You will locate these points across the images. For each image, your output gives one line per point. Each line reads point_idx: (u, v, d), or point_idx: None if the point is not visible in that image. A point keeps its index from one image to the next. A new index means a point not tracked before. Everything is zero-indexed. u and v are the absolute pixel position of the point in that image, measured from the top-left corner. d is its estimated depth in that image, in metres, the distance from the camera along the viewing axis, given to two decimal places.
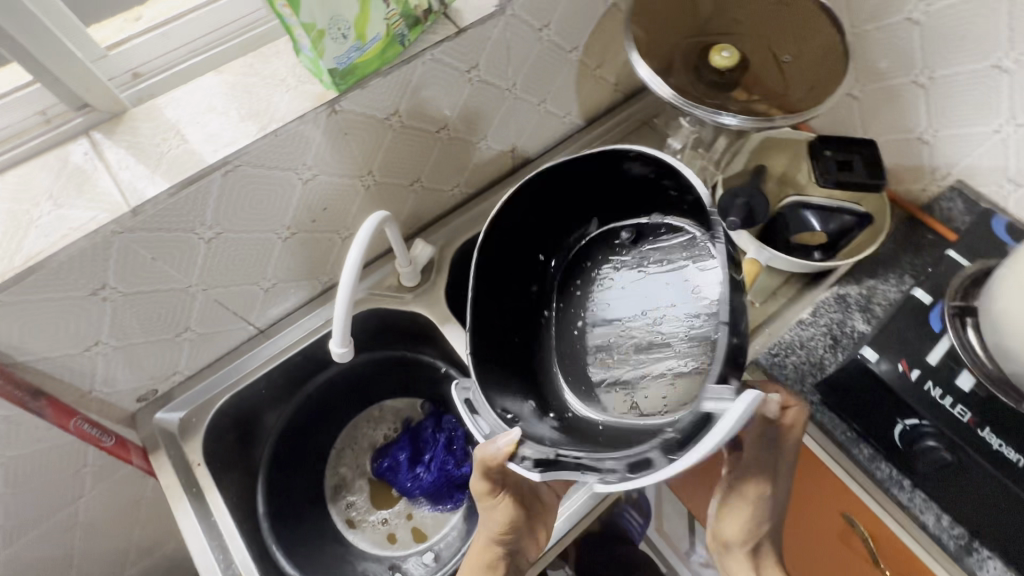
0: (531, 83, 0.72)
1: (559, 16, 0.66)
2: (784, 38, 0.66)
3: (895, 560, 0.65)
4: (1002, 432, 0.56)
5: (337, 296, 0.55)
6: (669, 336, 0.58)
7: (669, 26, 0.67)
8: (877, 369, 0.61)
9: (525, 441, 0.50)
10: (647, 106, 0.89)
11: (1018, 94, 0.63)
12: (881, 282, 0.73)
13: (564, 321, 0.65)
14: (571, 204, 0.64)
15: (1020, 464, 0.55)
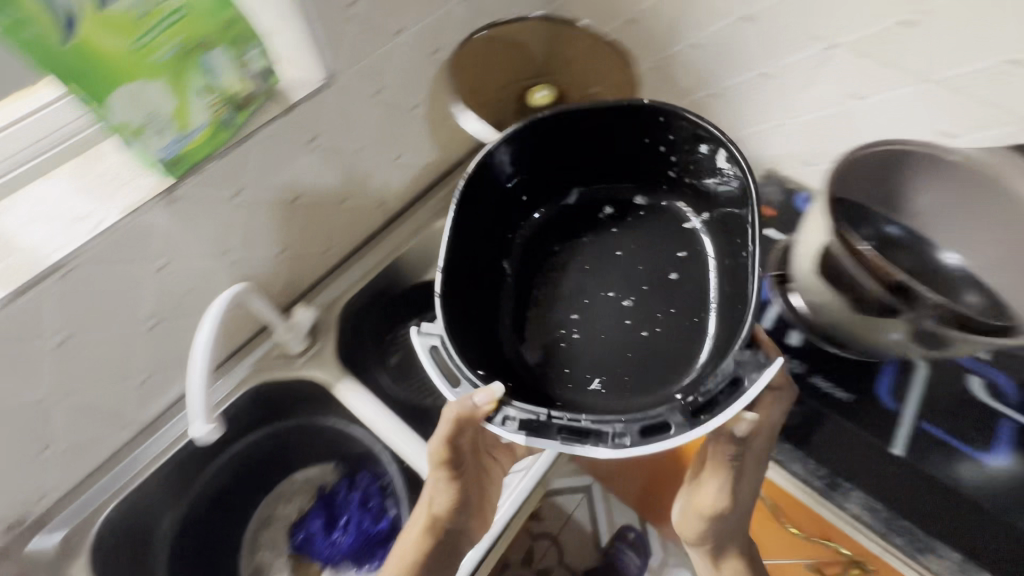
0: (381, 141, 0.78)
1: (391, 80, 0.73)
2: (587, 69, 0.76)
3: (788, 508, 0.73)
4: (830, 376, 0.66)
5: (189, 380, 0.54)
6: (644, 310, 0.66)
7: (488, 76, 0.76)
8: None
9: (508, 402, 0.51)
10: None
11: (783, 93, 0.76)
12: None
13: (525, 295, 0.69)
14: (563, 164, 0.70)
15: (848, 401, 0.64)
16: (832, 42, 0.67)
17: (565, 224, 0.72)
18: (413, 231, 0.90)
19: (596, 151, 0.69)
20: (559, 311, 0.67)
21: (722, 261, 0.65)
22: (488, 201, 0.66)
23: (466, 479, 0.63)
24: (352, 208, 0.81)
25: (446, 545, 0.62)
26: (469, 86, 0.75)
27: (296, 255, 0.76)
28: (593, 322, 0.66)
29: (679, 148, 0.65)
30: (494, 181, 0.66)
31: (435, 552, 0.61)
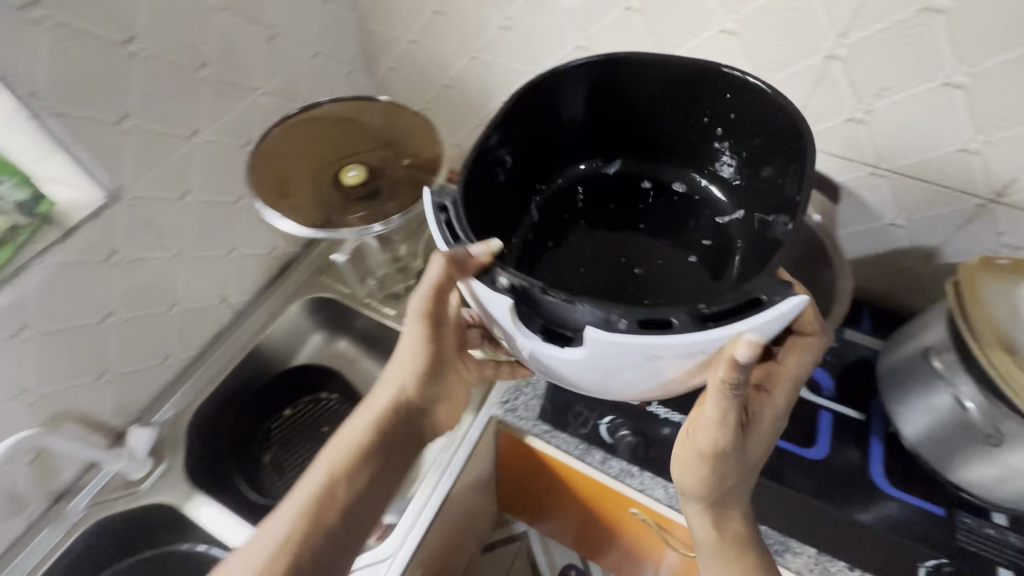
0: (205, 240, 0.76)
1: (198, 180, 0.71)
2: (393, 137, 0.81)
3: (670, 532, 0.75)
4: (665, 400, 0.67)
5: None
6: (670, 274, 0.58)
7: (299, 161, 0.76)
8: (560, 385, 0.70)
9: (503, 267, 0.44)
10: None
11: None
12: None
13: (531, 245, 0.60)
14: (624, 126, 0.63)
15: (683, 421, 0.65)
16: None
17: (594, 184, 0.66)
18: (264, 320, 0.87)
19: (646, 117, 0.62)
20: (561, 267, 0.59)
21: (750, 262, 0.57)
22: (537, 128, 0.59)
23: (439, 347, 0.65)
24: (186, 310, 0.78)
25: (398, 424, 0.64)
26: (274, 182, 0.73)
27: (124, 374, 0.73)
28: (600, 280, 0.58)
29: (742, 128, 0.57)
30: (559, 109, 0.59)
31: (388, 433, 0.64)
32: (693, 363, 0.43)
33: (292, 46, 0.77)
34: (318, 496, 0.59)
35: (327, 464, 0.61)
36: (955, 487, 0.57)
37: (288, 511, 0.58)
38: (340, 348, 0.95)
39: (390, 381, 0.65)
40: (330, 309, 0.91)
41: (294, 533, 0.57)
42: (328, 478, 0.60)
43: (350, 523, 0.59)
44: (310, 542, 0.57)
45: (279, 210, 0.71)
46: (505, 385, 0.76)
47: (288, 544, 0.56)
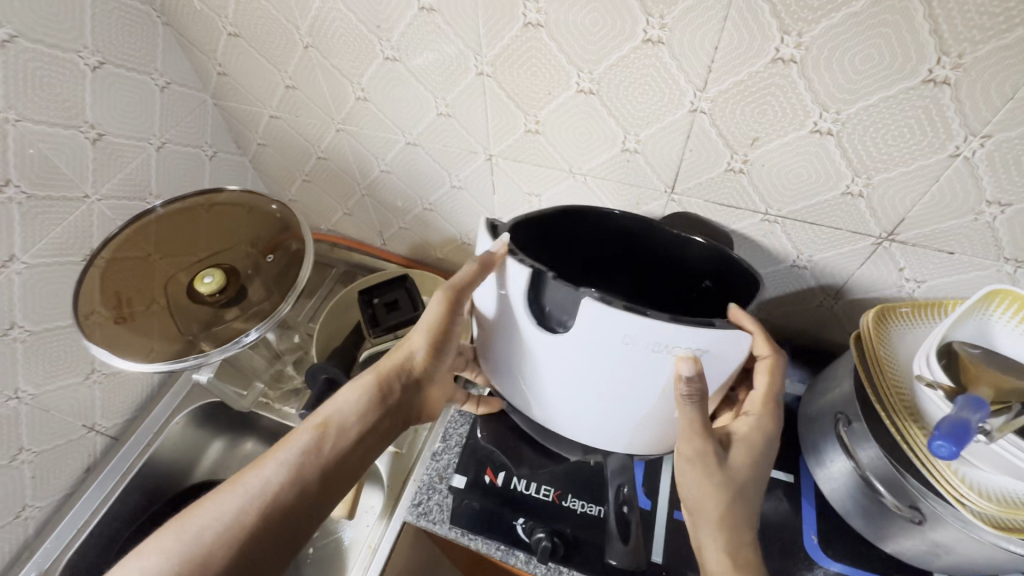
0: (51, 371, 0.66)
1: (25, 311, 0.62)
2: (254, 226, 0.74)
3: None
4: (579, 492, 0.63)
5: None
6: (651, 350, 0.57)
7: (144, 276, 0.67)
8: (469, 487, 0.64)
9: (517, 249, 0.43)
10: None
11: (480, 200, 0.75)
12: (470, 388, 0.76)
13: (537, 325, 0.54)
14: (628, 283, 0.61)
15: (600, 514, 0.61)
16: (490, 155, 0.67)
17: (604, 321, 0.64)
18: (145, 441, 0.77)
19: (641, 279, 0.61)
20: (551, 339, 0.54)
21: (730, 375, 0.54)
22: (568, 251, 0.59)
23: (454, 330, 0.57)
24: (40, 453, 0.68)
25: (397, 396, 0.58)
26: (114, 302, 0.64)
27: None
28: None
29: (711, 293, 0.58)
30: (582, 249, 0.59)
31: (389, 400, 0.57)
32: (656, 373, 0.40)
33: (128, 141, 0.69)
34: (312, 450, 0.51)
35: (325, 416, 0.53)
36: (893, 555, 0.52)
37: (278, 454, 0.50)
38: (247, 451, 0.88)
39: (404, 350, 0.58)
40: (224, 412, 0.84)
41: (279, 481, 0.48)
42: (322, 429, 0.52)
43: (334, 484, 0.51)
44: (292, 493, 0.49)
45: (125, 334, 0.62)
46: (416, 485, 0.67)
47: (271, 493, 0.47)
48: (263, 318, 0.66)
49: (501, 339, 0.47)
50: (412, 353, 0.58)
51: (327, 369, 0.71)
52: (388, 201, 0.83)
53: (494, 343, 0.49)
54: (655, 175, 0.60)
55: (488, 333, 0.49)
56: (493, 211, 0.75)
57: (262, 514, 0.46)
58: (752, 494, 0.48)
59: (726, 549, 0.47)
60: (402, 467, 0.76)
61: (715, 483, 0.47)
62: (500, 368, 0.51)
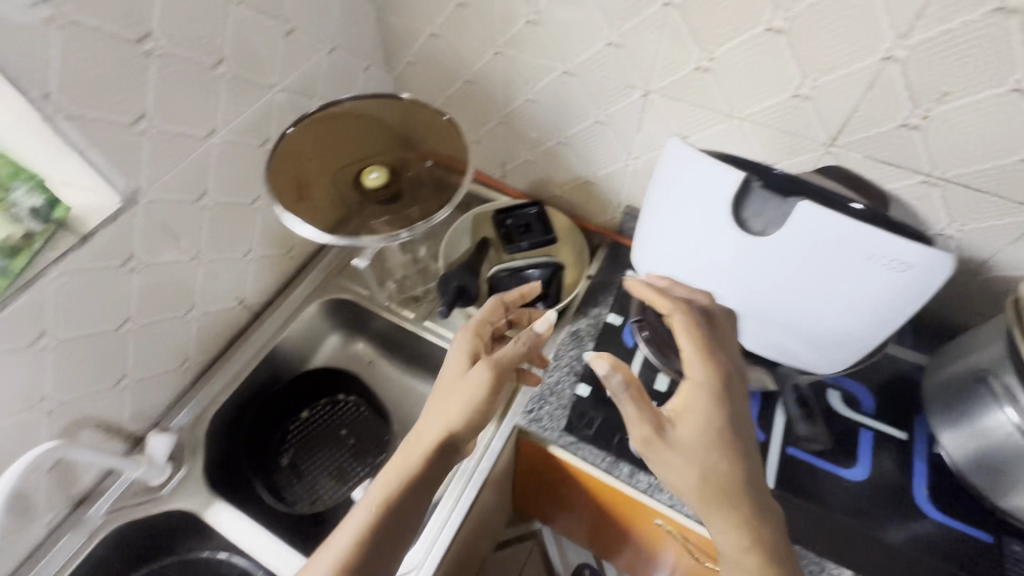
0: (223, 241, 0.74)
1: (214, 182, 0.69)
2: (420, 135, 0.76)
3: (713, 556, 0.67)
4: None
5: None
6: None
7: (320, 161, 0.73)
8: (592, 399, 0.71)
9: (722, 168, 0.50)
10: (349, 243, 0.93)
11: (622, 136, 0.77)
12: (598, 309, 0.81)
13: None
14: None
15: None
16: (647, 91, 0.69)
17: None
18: (283, 321, 0.86)
19: None
20: None
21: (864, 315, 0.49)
22: None
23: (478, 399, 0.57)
24: (204, 313, 0.76)
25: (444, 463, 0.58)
26: (295, 189, 0.70)
27: (145, 379, 0.71)
28: None
29: None
30: None
31: (430, 471, 0.57)
32: (860, 281, 0.46)
33: (309, 40, 0.74)
34: (375, 521, 0.54)
35: (381, 496, 0.56)
36: (1005, 514, 0.55)
37: (345, 530, 0.54)
38: (357, 350, 0.96)
39: (441, 415, 0.58)
40: (346, 309, 0.91)
41: (352, 555, 0.53)
42: (379, 507, 0.55)
43: (393, 557, 0.55)
44: (363, 565, 0.53)
45: (307, 217, 0.67)
46: (530, 393, 0.74)
47: (347, 565, 0.52)
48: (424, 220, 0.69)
49: (680, 240, 0.53)
50: (443, 428, 0.57)
51: (464, 279, 0.78)
52: (523, 132, 0.86)
53: (664, 240, 0.55)
54: (818, 125, 0.61)
55: (660, 230, 0.56)
56: (632, 148, 0.78)
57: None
58: (736, 460, 0.49)
59: (733, 525, 0.48)
60: None
61: (673, 462, 0.49)
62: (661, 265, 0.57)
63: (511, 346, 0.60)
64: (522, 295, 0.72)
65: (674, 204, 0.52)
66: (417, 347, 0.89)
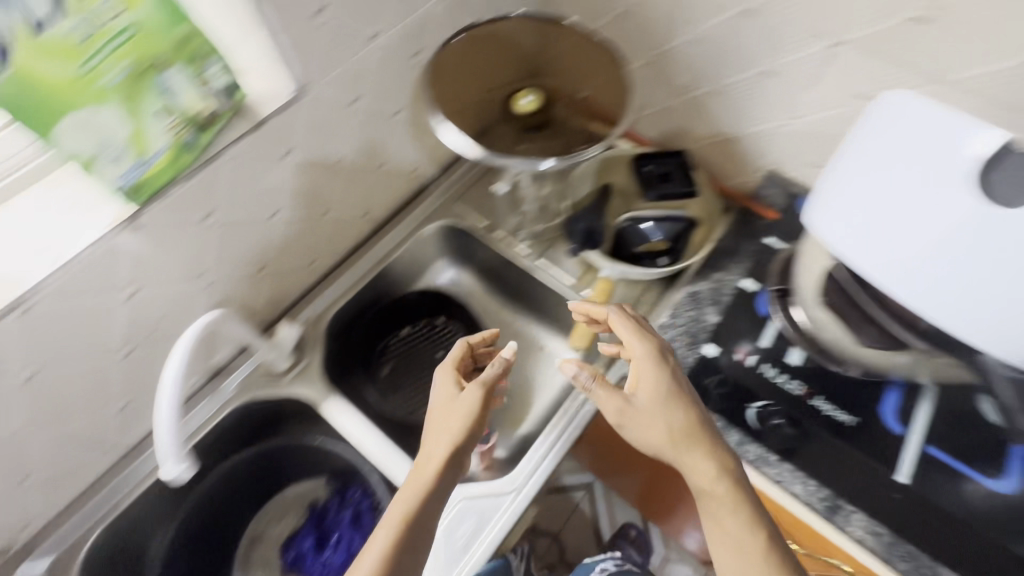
0: (364, 149, 0.74)
1: (369, 87, 0.69)
2: (579, 68, 0.73)
3: (808, 541, 0.64)
4: (831, 397, 0.62)
5: (162, 422, 0.54)
6: None
7: (475, 74, 0.71)
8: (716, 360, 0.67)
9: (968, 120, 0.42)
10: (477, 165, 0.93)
11: (789, 91, 0.71)
12: (724, 274, 0.77)
13: None
14: None
15: (851, 424, 0.60)
16: (839, 41, 0.62)
17: None
18: (401, 238, 0.87)
19: None
20: None
21: None
22: None
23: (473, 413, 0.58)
24: (337, 219, 0.78)
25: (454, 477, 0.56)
26: (450, 104, 0.68)
27: (281, 271, 0.75)
28: None
29: None
30: None
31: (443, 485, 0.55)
32: None
33: None
34: (403, 533, 0.52)
35: (402, 511, 0.53)
36: None
37: (371, 548, 0.51)
38: (459, 279, 0.97)
39: (442, 435, 0.57)
40: (458, 237, 0.91)
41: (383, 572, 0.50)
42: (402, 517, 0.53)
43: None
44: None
45: (461, 131, 0.67)
46: None
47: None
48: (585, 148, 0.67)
49: (883, 194, 0.46)
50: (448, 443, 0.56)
51: (592, 222, 0.78)
52: (671, 77, 0.81)
53: (860, 188, 0.48)
54: None
55: (853, 187, 0.49)
56: (797, 106, 0.71)
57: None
58: (693, 409, 0.56)
59: (712, 459, 0.54)
60: (621, 329, 0.79)
61: (643, 423, 0.57)
62: (841, 215, 0.50)
63: (492, 368, 0.61)
64: (488, 339, 0.71)
65: (896, 147, 0.45)
66: (524, 285, 0.89)
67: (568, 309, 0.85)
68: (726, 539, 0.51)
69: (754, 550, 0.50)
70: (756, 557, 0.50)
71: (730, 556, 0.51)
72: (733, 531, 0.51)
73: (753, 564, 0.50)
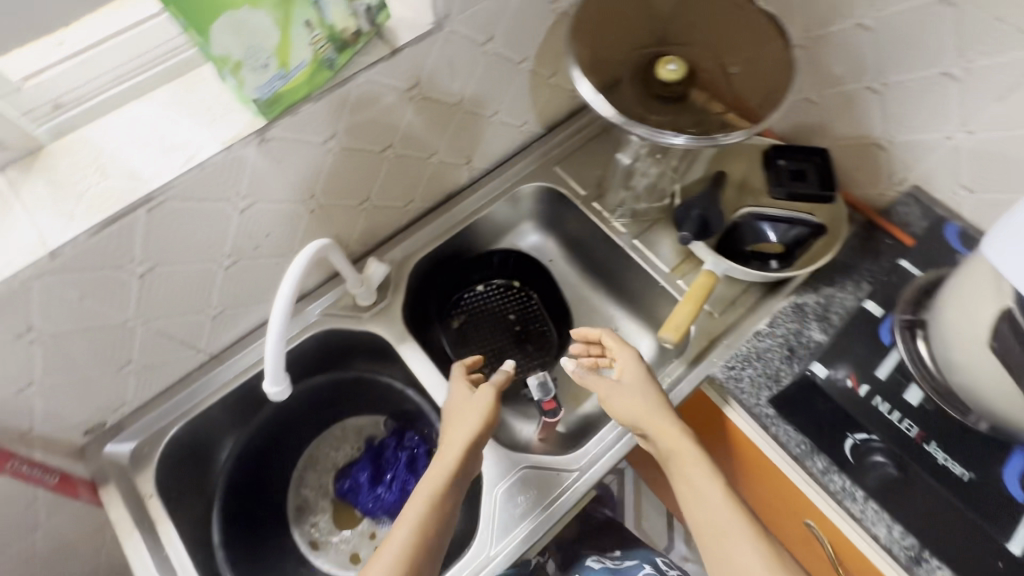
0: (481, 95, 0.71)
1: (503, 29, 0.65)
2: (731, 42, 0.67)
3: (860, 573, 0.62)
4: (946, 446, 0.59)
5: (269, 335, 0.53)
6: None
7: (620, 34, 0.67)
8: (825, 383, 0.64)
9: None
10: (585, 128, 0.88)
11: (968, 101, 0.62)
12: (837, 290, 0.71)
13: None
14: None
15: (964, 478, 0.57)
16: None
17: None
18: (497, 193, 0.85)
19: None
20: None
21: None
22: None
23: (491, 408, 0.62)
24: (441, 161, 0.75)
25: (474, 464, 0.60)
26: (590, 60, 0.64)
27: (381, 208, 0.73)
28: None
29: None
30: None
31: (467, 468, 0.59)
32: None
33: None
34: (434, 505, 0.56)
35: (433, 488, 0.57)
36: None
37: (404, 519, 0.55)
38: (544, 245, 0.93)
39: (463, 427, 0.61)
40: (552, 201, 0.87)
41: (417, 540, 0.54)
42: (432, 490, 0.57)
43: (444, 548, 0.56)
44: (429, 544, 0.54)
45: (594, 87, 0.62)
46: (733, 350, 0.69)
47: (416, 548, 0.53)
48: (727, 129, 0.61)
49: None
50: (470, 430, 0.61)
51: (708, 211, 0.72)
52: (824, 65, 0.73)
53: None
54: None
55: None
56: (972, 119, 0.63)
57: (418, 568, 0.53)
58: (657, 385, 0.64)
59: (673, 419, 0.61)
60: (709, 329, 0.74)
61: (624, 398, 0.63)
62: None
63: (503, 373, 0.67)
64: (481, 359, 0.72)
65: None
66: (612, 263, 0.85)
67: (660, 297, 0.80)
68: (695, 494, 0.57)
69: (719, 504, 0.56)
70: (722, 505, 0.56)
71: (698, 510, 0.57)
72: (703, 486, 0.57)
73: (718, 506, 0.56)
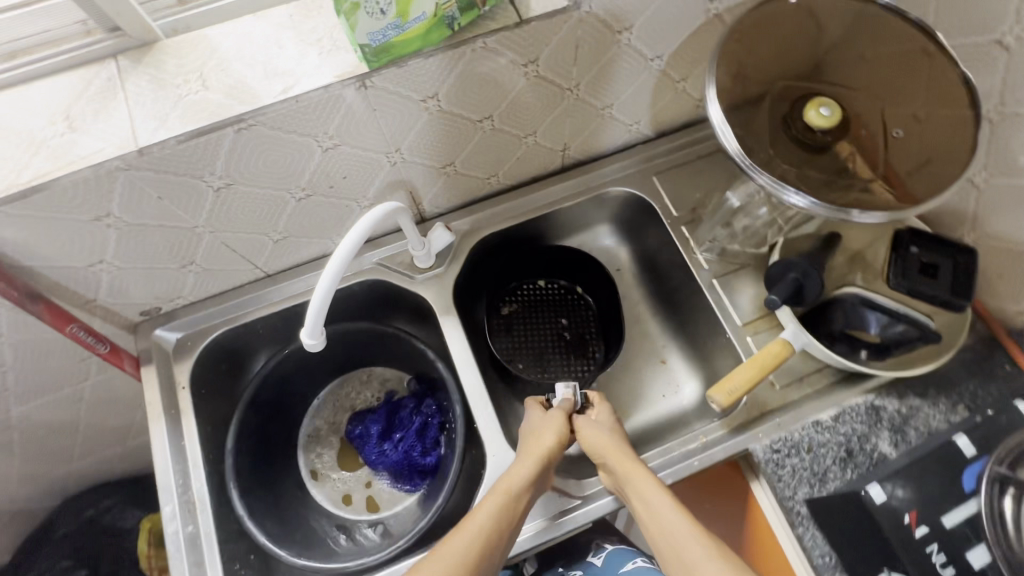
0: (600, 85, 0.65)
1: (645, 19, 0.58)
2: (903, 97, 0.57)
3: None
4: None
5: (320, 280, 0.53)
6: None
7: (775, 57, 0.58)
8: (879, 508, 0.57)
9: None
10: (699, 143, 0.80)
11: None
12: (927, 405, 0.62)
13: None
14: None
15: None
16: None
17: None
18: (584, 190, 0.79)
19: None
20: None
21: None
22: None
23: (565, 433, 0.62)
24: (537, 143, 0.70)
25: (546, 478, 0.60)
26: (730, 80, 0.57)
27: (463, 175, 0.70)
28: None
29: None
30: None
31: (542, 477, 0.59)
32: None
33: None
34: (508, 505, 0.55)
35: (510, 483, 0.57)
36: None
37: (479, 516, 0.54)
38: (617, 254, 0.87)
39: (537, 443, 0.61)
40: (638, 211, 0.81)
41: (492, 532, 0.53)
42: (509, 492, 0.56)
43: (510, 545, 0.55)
44: (500, 542, 0.54)
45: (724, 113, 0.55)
46: (783, 432, 0.63)
47: (486, 541, 0.53)
48: (864, 199, 0.53)
49: None
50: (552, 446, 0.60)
51: (807, 277, 0.64)
52: (1007, 149, 0.61)
53: None
54: None
55: None
56: None
57: (489, 563, 0.52)
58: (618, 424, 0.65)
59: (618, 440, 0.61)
60: (764, 399, 0.66)
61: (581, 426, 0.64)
62: None
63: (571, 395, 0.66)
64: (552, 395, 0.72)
65: None
66: (682, 295, 0.79)
67: (722, 347, 0.74)
68: (645, 507, 0.54)
69: (669, 509, 0.53)
70: (671, 512, 0.53)
71: (651, 520, 0.54)
72: (651, 496, 0.55)
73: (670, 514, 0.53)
